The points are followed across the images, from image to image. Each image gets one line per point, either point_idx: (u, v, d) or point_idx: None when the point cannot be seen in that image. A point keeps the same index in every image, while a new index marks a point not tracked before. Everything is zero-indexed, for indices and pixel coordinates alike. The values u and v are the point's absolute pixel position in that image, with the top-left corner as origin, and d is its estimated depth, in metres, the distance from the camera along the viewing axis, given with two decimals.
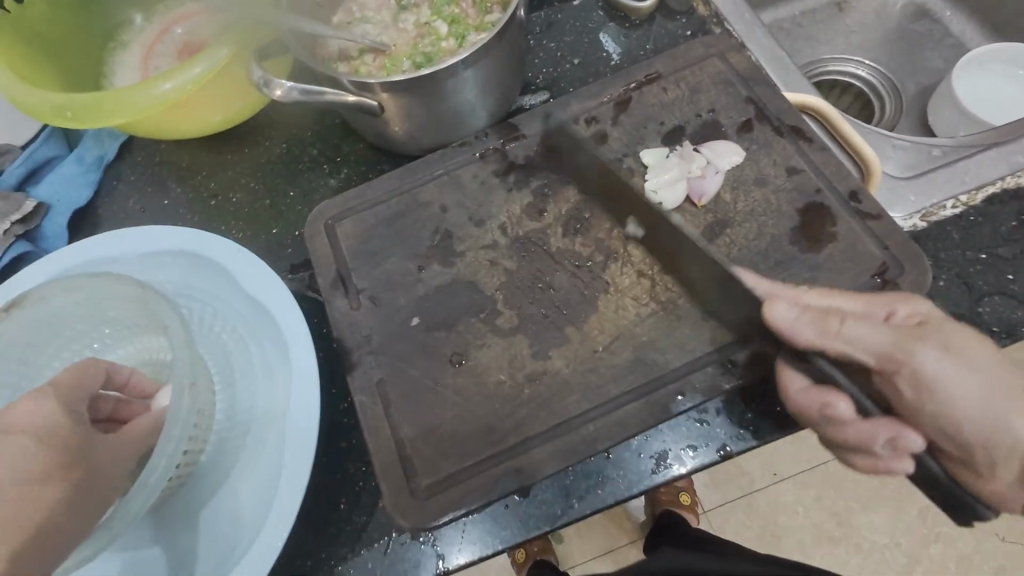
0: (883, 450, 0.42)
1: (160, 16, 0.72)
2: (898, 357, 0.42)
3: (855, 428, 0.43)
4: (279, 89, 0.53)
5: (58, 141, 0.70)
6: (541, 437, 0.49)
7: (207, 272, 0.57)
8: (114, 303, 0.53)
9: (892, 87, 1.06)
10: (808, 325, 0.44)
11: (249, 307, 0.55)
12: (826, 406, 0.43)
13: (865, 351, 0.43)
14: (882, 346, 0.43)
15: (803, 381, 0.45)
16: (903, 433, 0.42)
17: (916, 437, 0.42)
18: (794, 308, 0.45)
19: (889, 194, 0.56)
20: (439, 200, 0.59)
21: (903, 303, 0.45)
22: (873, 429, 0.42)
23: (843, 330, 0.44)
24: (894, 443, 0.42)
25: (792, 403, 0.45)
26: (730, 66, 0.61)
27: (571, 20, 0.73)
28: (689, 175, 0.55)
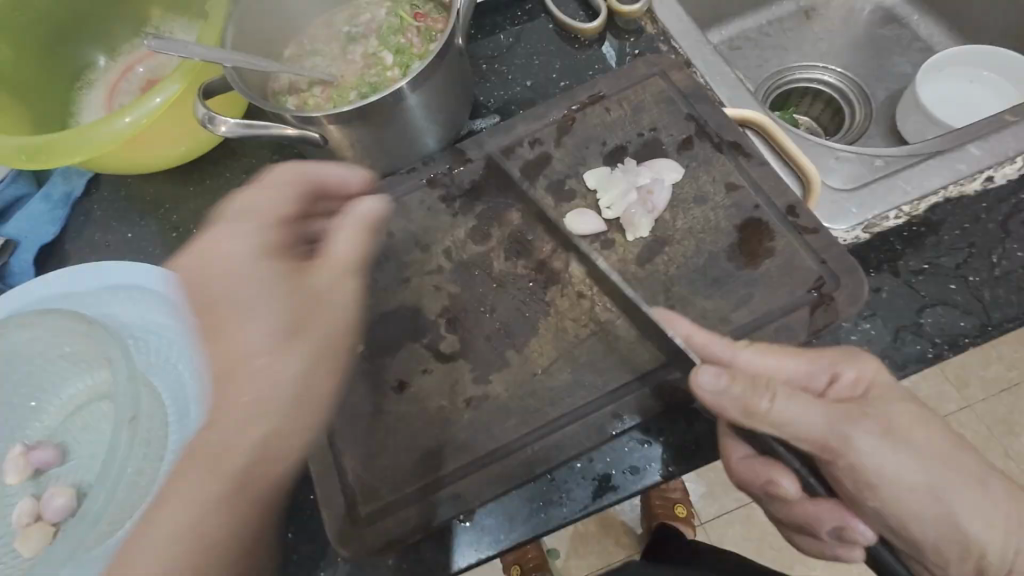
0: (831, 535, 0.44)
1: (124, 57, 0.75)
2: (834, 448, 0.41)
3: (807, 504, 0.44)
4: (224, 126, 0.54)
5: (25, 180, 0.73)
6: (479, 462, 0.49)
7: (160, 306, 0.58)
8: (69, 339, 0.56)
9: (861, 93, 1.06)
10: (732, 400, 0.41)
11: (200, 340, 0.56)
12: (770, 484, 0.44)
13: (795, 434, 0.41)
14: (819, 433, 0.41)
15: (745, 452, 0.45)
16: (852, 524, 0.42)
17: (863, 531, 0.43)
18: (720, 376, 0.42)
19: (831, 207, 0.56)
20: (387, 227, 0.60)
21: (847, 364, 0.44)
22: (822, 518, 0.43)
23: (772, 410, 0.41)
24: (839, 532, 0.43)
25: (738, 474, 0.45)
26: (671, 84, 0.62)
27: (522, 43, 0.74)
28: (637, 188, 0.55)
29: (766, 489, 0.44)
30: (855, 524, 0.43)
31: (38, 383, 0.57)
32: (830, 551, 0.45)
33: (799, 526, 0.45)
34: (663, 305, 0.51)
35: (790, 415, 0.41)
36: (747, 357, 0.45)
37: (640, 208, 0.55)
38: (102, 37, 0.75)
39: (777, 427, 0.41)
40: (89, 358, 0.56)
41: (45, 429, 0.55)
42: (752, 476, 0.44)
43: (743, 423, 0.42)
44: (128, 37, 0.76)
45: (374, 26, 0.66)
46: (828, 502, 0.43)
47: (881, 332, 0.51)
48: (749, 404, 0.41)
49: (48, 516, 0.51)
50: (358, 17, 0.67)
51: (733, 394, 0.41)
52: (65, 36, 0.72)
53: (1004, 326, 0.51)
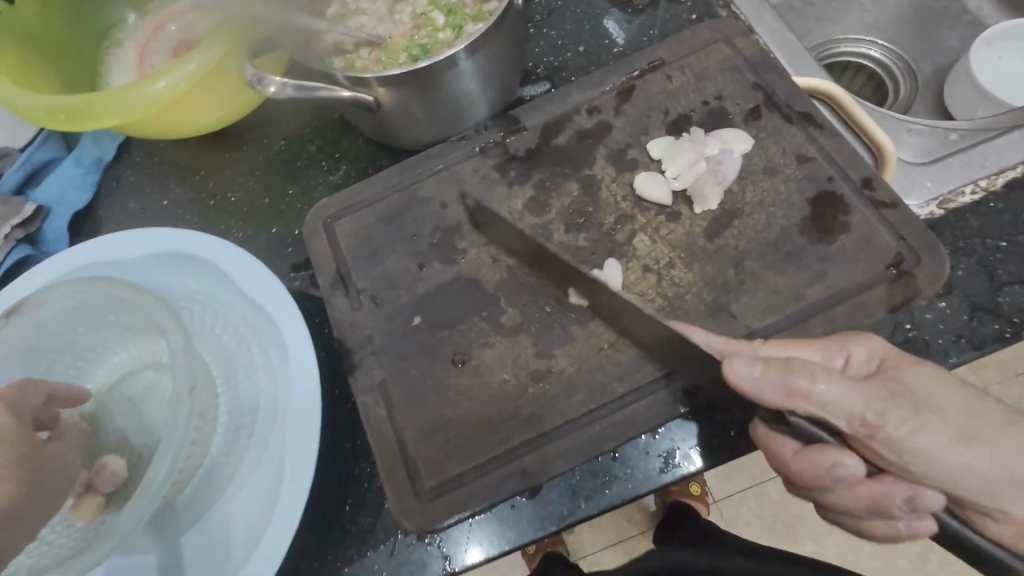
0: (904, 511, 0.39)
1: (154, 14, 0.72)
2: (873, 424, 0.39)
3: (871, 485, 0.40)
4: (274, 86, 0.52)
5: (55, 144, 0.70)
6: (546, 437, 0.48)
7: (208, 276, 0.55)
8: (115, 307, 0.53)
9: (906, 68, 1.02)
10: (771, 386, 0.40)
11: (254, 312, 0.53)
12: (836, 466, 0.40)
13: (839, 413, 0.40)
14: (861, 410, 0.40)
15: (797, 444, 0.42)
16: (923, 491, 0.38)
17: (933, 494, 0.38)
18: (756, 364, 0.40)
19: (904, 181, 0.54)
20: (439, 197, 0.58)
21: (857, 345, 0.44)
22: (889, 487, 0.39)
23: (813, 391, 0.40)
24: (911, 503, 0.39)
25: (792, 470, 0.42)
26: (737, 50, 0.59)
27: (572, 7, 0.70)
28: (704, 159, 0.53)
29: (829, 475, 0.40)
30: (927, 493, 0.38)
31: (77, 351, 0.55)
32: (903, 530, 0.40)
33: (868, 510, 0.40)
34: (733, 280, 0.50)
35: (830, 397, 0.40)
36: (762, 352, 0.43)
37: (710, 179, 0.52)
38: None
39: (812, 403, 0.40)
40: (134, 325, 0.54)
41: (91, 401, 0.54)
42: (814, 465, 0.41)
43: (783, 406, 0.40)
44: None
45: None
46: (890, 476, 0.40)
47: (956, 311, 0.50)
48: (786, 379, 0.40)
49: (98, 485, 0.48)
50: None
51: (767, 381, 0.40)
52: None
53: None
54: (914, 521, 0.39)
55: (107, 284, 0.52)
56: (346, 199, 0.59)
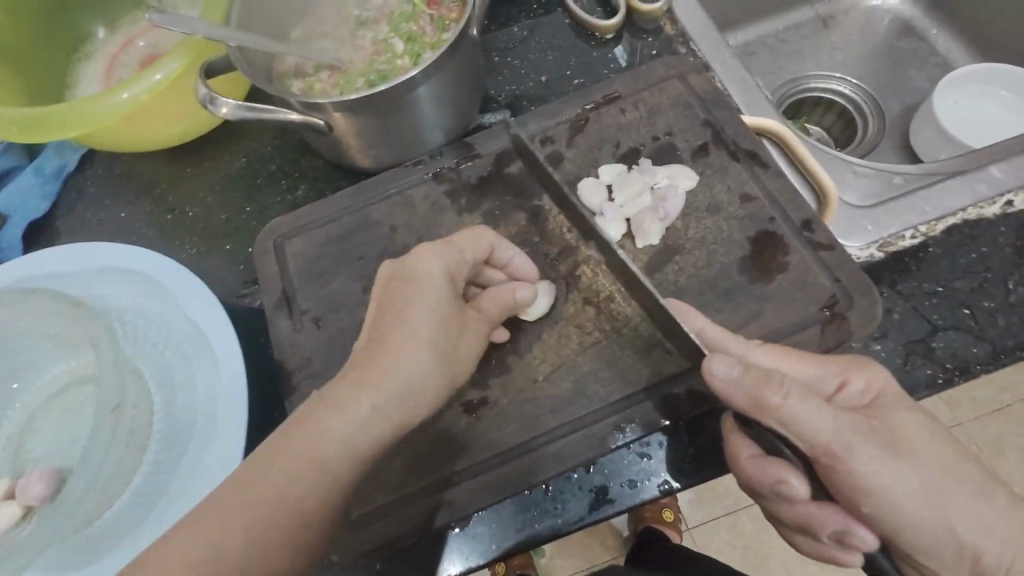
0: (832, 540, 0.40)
1: (124, 29, 0.72)
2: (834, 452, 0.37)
3: (811, 507, 0.40)
4: (225, 107, 0.52)
5: (17, 153, 0.70)
6: (476, 467, 0.48)
7: (149, 291, 0.56)
8: (54, 319, 0.54)
9: (875, 105, 1.04)
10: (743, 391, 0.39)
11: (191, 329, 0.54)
12: (780, 482, 0.40)
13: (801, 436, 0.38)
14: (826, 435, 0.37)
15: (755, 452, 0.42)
16: (858, 530, 0.39)
17: (867, 535, 0.39)
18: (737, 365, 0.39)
19: (846, 223, 0.55)
20: (390, 221, 0.58)
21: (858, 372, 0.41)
22: (826, 515, 0.39)
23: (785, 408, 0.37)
24: (841, 538, 0.39)
25: (748, 474, 0.42)
26: (690, 87, 0.60)
27: (537, 37, 0.72)
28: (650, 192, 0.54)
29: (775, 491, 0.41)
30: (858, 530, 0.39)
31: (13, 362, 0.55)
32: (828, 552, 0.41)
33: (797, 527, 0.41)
34: None
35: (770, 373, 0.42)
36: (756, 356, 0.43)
37: (651, 213, 0.53)
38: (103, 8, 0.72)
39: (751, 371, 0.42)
40: (72, 338, 0.54)
41: (26, 413, 0.54)
42: (761, 476, 0.41)
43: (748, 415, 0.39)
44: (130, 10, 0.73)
45: (386, 11, 0.64)
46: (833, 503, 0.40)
47: (890, 354, 0.50)
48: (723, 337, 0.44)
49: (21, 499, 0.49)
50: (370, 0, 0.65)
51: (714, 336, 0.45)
52: (63, 3, 0.70)
53: (1015, 354, 0.49)
54: (839, 551, 0.40)
55: (45, 298, 0.52)
56: (298, 219, 0.60)
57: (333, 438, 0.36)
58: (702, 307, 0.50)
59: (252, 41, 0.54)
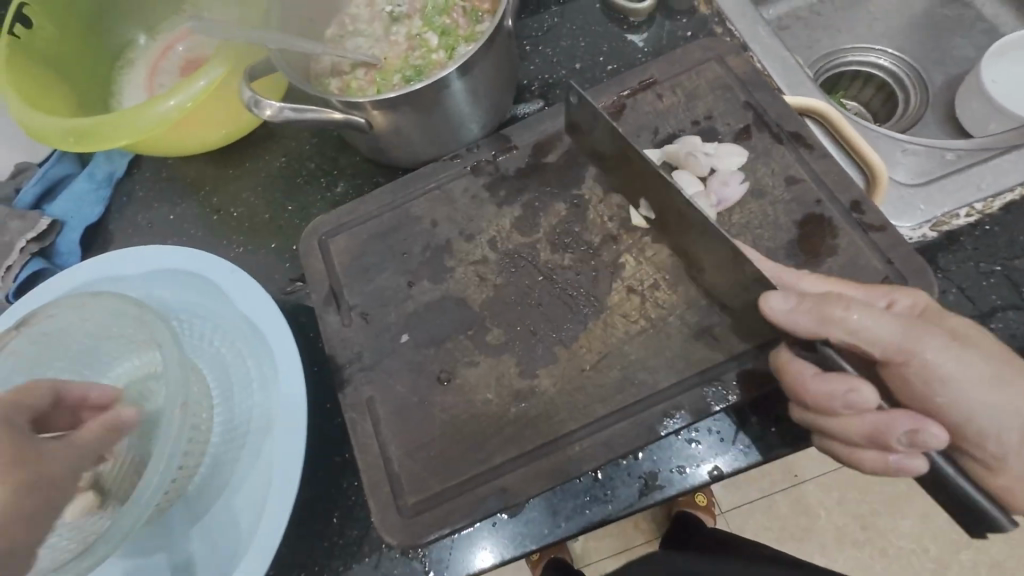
0: (904, 445, 0.38)
1: (164, 35, 0.74)
2: (909, 350, 0.40)
3: (876, 413, 0.39)
4: (269, 110, 0.53)
5: (69, 160, 0.73)
6: (528, 456, 0.48)
7: (200, 288, 0.59)
8: (114, 319, 0.56)
9: (917, 77, 1.00)
10: (806, 314, 0.40)
11: (246, 326, 0.57)
12: (850, 391, 0.39)
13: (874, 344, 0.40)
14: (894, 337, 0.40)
15: (816, 368, 0.41)
16: (927, 427, 0.37)
17: (940, 432, 0.37)
18: (789, 297, 0.42)
19: (898, 203, 0.53)
20: (430, 215, 0.59)
21: (901, 293, 0.44)
22: (894, 417, 0.39)
23: (849, 320, 0.40)
24: (911, 438, 0.37)
25: (808, 391, 0.40)
26: (729, 69, 0.59)
27: (568, 23, 0.71)
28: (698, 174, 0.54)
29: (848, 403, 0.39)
30: (929, 429, 0.37)
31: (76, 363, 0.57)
32: (896, 465, 0.39)
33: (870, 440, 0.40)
34: (716, 304, 0.50)
35: (867, 323, 0.40)
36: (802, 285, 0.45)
37: (702, 199, 0.52)
38: (144, 13, 0.74)
39: (851, 333, 0.40)
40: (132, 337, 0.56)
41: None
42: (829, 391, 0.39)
43: (821, 334, 0.41)
44: (168, 15, 0.75)
45: (418, 4, 0.64)
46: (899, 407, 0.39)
47: None
48: (826, 311, 0.40)
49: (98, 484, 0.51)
50: None
51: (804, 306, 0.41)
52: (105, 14, 0.72)
53: None
54: (909, 456, 0.38)
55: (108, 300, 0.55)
56: (340, 217, 0.61)
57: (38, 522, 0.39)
58: None
59: (298, 43, 0.55)
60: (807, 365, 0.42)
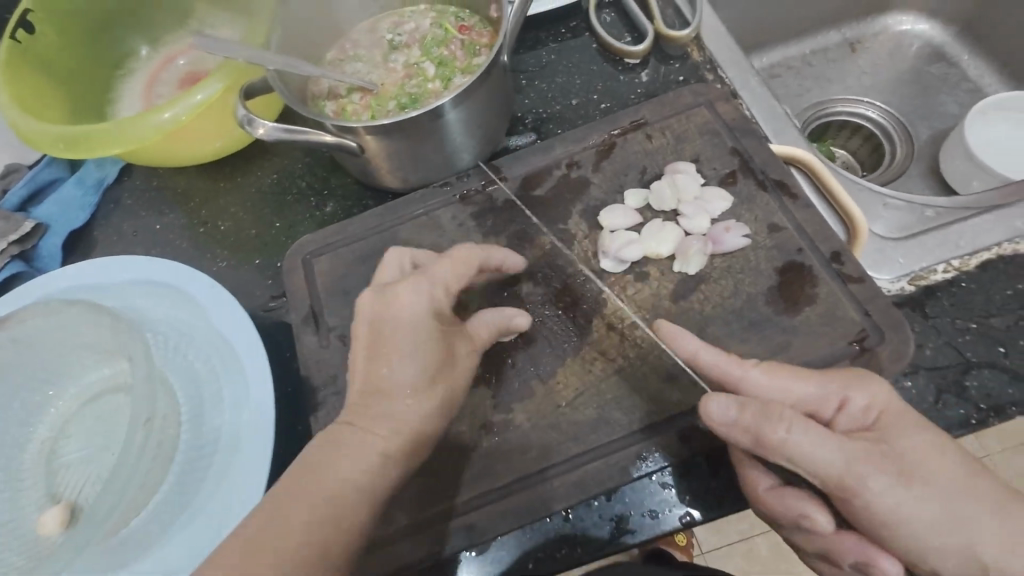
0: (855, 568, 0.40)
1: (166, 47, 0.75)
2: (846, 485, 0.38)
3: (832, 537, 0.41)
4: (262, 128, 0.54)
5: (60, 164, 0.73)
6: (496, 492, 0.47)
7: (177, 301, 0.57)
8: (84, 330, 0.55)
9: (903, 131, 1.03)
10: (741, 433, 0.40)
11: (221, 345, 0.55)
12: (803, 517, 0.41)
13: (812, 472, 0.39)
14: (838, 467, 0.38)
15: (773, 483, 0.42)
16: (879, 560, 0.39)
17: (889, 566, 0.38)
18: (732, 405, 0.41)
19: (877, 255, 0.54)
20: (416, 241, 0.59)
21: (861, 391, 0.41)
22: (847, 546, 0.40)
23: (788, 442, 0.39)
24: (861, 567, 0.40)
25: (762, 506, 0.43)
26: (718, 115, 0.60)
27: (564, 60, 0.73)
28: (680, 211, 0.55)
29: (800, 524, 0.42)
30: (881, 561, 0.39)
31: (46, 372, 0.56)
32: None
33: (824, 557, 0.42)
34: None
35: (810, 451, 0.38)
36: (754, 377, 0.43)
37: (698, 243, 0.53)
38: (147, 25, 0.75)
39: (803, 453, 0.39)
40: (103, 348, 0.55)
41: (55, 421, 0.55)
42: (786, 508, 0.42)
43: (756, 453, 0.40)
44: (171, 28, 0.76)
45: (418, 35, 0.65)
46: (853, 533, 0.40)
47: (922, 392, 0.49)
48: (758, 434, 0.40)
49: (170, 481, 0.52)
50: (403, 25, 0.66)
51: (744, 426, 0.40)
52: (109, 24, 0.73)
53: None
54: None
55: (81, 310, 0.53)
56: (325, 237, 0.61)
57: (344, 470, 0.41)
58: (728, 337, 0.50)
59: (280, 64, 0.55)
60: (765, 477, 0.43)
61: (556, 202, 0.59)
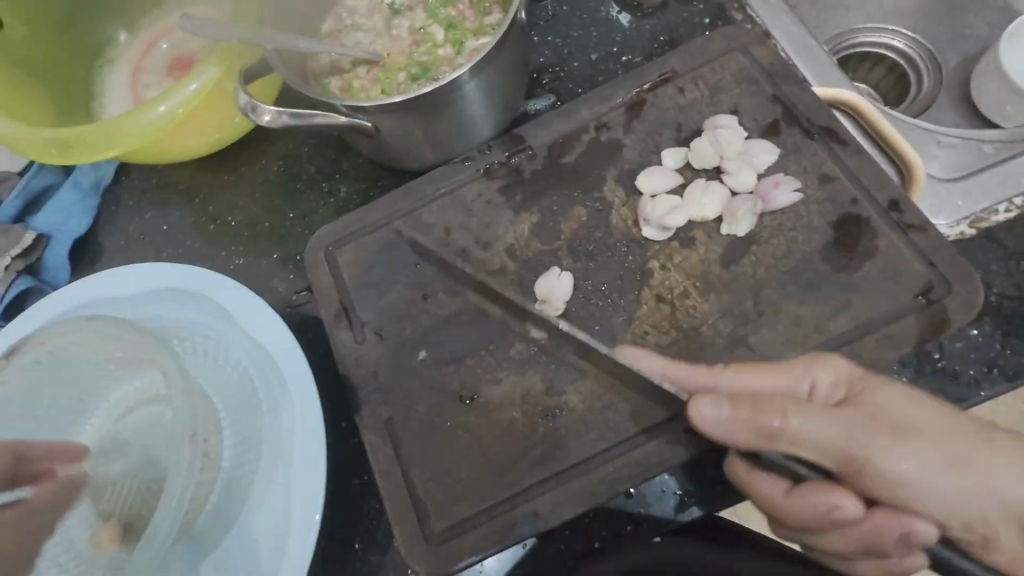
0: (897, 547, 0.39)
1: (145, 31, 0.70)
2: (859, 462, 0.38)
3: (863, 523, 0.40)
4: (268, 115, 0.50)
5: (53, 170, 0.68)
6: (557, 478, 0.46)
7: (205, 308, 0.55)
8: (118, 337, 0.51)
9: (931, 60, 0.97)
10: (742, 429, 0.39)
11: (256, 348, 0.53)
12: (832, 508, 0.38)
13: (818, 455, 0.39)
14: (839, 449, 0.38)
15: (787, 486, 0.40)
16: (918, 527, 0.38)
17: (928, 530, 0.38)
18: (721, 406, 0.40)
19: (933, 200, 0.51)
20: (443, 222, 0.56)
21: (820, 367, 0.41)
22: (878, 534, 0.39)
23: (789, 428, 0.39)
24: (905, 539, 0.39)
25: (794, 513, 0.40)
26: (754, 60, 0.56)
27: (577, 11, 0.67)
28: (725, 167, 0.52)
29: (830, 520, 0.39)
30: (919, 528, 0.38)
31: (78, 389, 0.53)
32: (896, 564, 0.41)
33: (865, 550, 0.40)
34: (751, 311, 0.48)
35: (810, 432, 0.39)
36: (726, 382, 0.42)
37: (748, 202, 0.50)
38: (121, 8, 0.69)
39: (795, 443, 0.39)
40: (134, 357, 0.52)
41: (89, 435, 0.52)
42: (812, 510, 0.39)
43: (759, 446, 0.39)
44: (148, 9, 0.70)
45: None
46: (881, 509, 0.39)
47: (989, 340, 0.47)
48: (760, 424, 0.39)
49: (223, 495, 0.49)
50: None
51: (740, 419, 0.39)
52: (81, 11, 0.67)
53: None
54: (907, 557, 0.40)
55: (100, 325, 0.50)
56: (347, 226, 0.58)
57: None
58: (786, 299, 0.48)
59: None
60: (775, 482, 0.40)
61: (588, 168, 0.55)
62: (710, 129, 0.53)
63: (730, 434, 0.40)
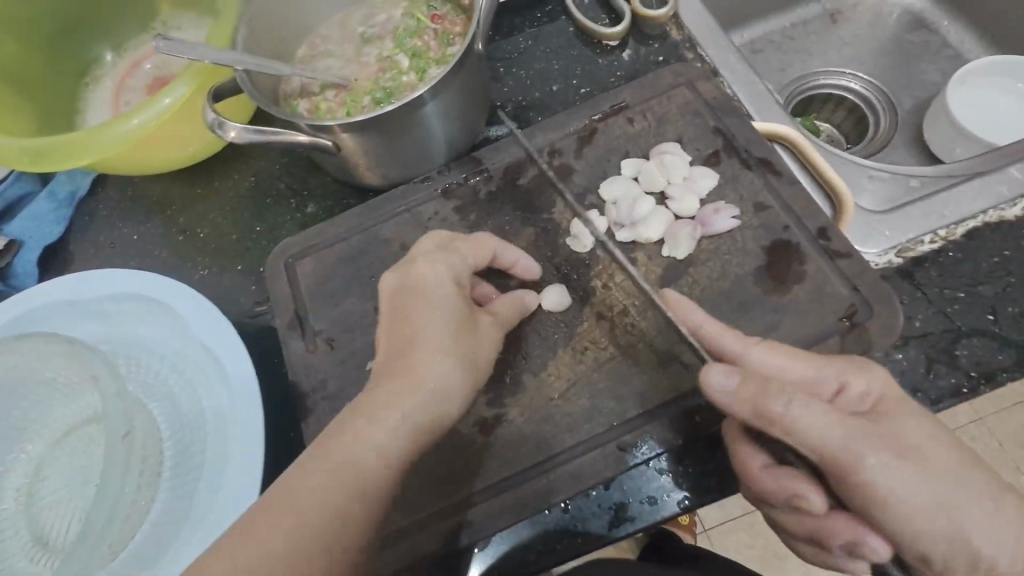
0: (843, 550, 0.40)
1: (132, 52, 0.73)
2: (842, 462, 0.37)
3: (818, 519, 0.40)
4: (233, 131, 0.52)
5: (31, 179, 0.71)
6: (492, 489, 0.47)
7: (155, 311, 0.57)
8: (50, 364, 0.53)
9: (887, 102, 1.01)
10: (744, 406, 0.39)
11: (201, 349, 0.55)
12: (796, 497, 0.39)
13: (806, 447, 0.38)
14: (833, 445, 0.37)
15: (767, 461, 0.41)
16: (867, 541, 0.38)
17: (877, 546, 0.38)
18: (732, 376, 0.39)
19: (864, 229, 0.54)
20: (399, 238, 0.58)
21: (854, 377, 0.40)
22: (834, 528, 0.40)
23: (787, 418, 0.38)
24: (850, 548, 0.39)
25: (757, 484, 0.42)
26: (698, 95, 0.59)
27: (542, 46, 0.71)
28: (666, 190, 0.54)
29: (791, 505, 0.40)
30: (869, 541, 0.38)
31: (19, 422, 0.55)
32: (837, 561, 0.42)
33: (811, 537, 0.42)
34: None
35: (808, 425, 0.37)
36: (754, 355, 0.42)
37: (688, 227, 0.52)
38: (109, 30, 0.72)
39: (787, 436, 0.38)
40: (69, 381, 0.54)
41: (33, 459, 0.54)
42: (775, 488, 0.41)
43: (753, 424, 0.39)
44: (136, 32, 0.73)
45: (390, 27, 0.64)
46: (839, 515, 0.40)
47: (913, 363, 0.49)
48: (761, 406, 0.38)
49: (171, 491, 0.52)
50: (374, 17, 0.65)
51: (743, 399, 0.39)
52: (71, 31, 0.70)
53: None
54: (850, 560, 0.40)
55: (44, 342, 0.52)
56: (308, 239, 0.60)
57: (374, 443, 0.40)
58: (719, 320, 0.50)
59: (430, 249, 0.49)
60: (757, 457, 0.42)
61: (540, 191, 0.58)
62: (654, 154, 0.56)
63: (752, 401, 0.38)
